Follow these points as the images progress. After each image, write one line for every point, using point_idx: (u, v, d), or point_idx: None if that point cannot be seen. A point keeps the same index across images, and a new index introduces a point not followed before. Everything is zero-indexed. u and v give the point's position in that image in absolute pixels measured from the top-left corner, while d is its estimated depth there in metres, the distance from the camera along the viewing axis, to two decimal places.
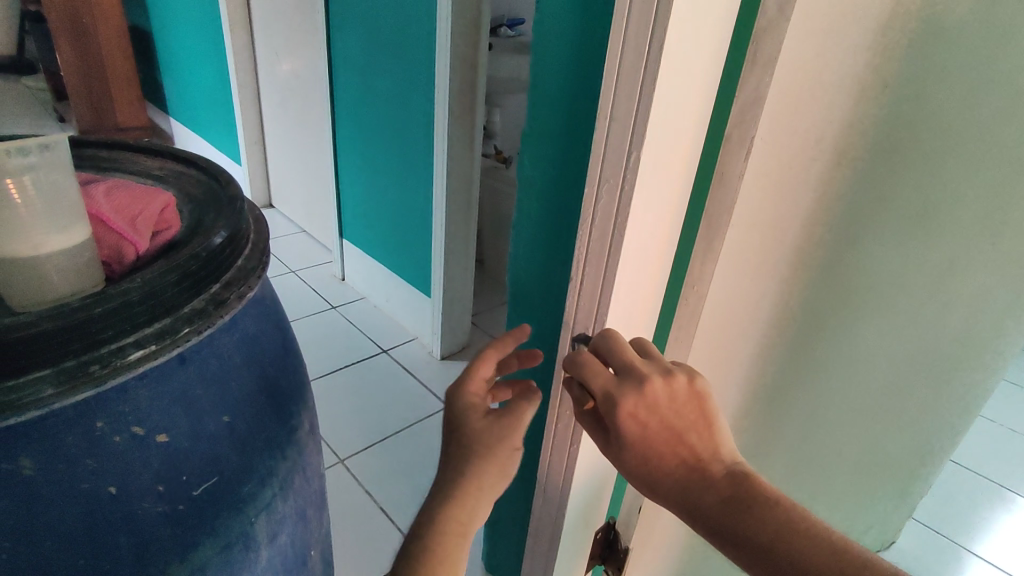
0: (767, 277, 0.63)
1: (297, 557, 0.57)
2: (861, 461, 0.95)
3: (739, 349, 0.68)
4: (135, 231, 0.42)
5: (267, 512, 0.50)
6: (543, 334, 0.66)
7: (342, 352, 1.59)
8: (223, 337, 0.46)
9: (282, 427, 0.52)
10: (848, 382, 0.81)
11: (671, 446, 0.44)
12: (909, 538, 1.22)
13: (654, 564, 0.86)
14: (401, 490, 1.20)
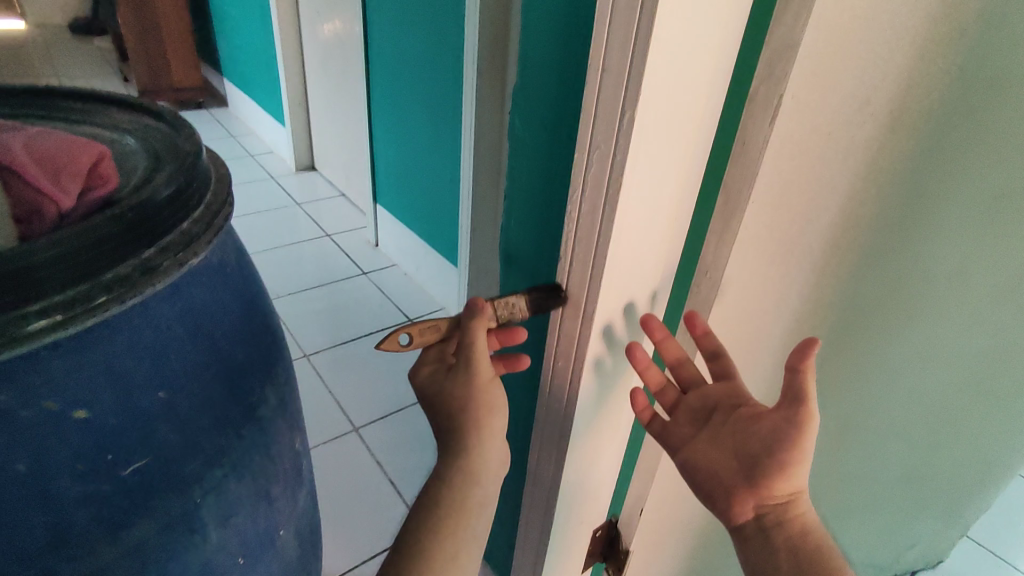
0: (796, 266, 0.54)
1: (263, 537, 0.55)
2: (907, 475, 0.85)
3: (763, 346, 0.59)
4: (60, 189, 0.39)
5: (217, 494, 0.47)
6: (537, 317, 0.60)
7: (369, 318, 1.58)
8: (161, 307, 0.42)
9: (239, 404, 0.48)
10: (894, 388, 0.71)
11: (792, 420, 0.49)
12: (960, 558, 1.10)
13: (660, 567, 0.79)
14: (413, 463, 1.18)
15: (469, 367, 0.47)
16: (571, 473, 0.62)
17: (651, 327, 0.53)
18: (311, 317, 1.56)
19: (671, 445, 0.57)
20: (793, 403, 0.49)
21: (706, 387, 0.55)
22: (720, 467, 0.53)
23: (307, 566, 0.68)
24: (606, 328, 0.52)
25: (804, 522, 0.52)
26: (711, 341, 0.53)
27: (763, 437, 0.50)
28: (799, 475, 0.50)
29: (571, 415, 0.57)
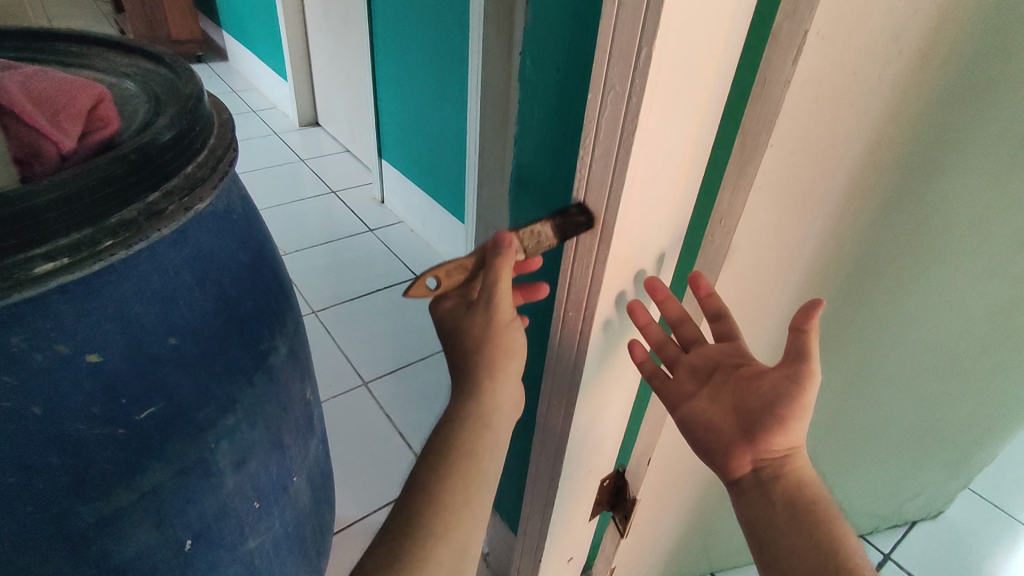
0: (814, 215, 0.53)
1: (277, 482, 0.56)
2: (913, 428, 0.85)
3: (776, 297, 0.59)
4: (59, 129, 0.38)
5: (231, 440, 0.48)
6: (547, 268, 0.59)
7: (376, 275, 1.58)
8: (167, 253, 0.42)
9: (249, 351, 0.49)
10: (905, 340, 0.70)
11: (795, 380, 0.50)
12: (960, 510, 1.12)
13: (666, 516, 0.81)
14: (422, 416, 1.19)
15: (489, 305, 0.46)
16: (580, 423, 0.62)
17: (655, 290, 0.54)
18: (318, 274, 1.56)
19: (672, 402, 0.57)
20: (795, 361, 0.50)
21: (707, 347, 0.55)
22: (720, 423, 0.55)
23: (321, 512, 0.69)
24: (619, 276, 0.51)
25: (800, 473, 0.53)
26: (714, 303, 0.54)
27: (764, 394, 0.51)
28: (798, 430, 0.52)
29: (581, 365, 0.57)
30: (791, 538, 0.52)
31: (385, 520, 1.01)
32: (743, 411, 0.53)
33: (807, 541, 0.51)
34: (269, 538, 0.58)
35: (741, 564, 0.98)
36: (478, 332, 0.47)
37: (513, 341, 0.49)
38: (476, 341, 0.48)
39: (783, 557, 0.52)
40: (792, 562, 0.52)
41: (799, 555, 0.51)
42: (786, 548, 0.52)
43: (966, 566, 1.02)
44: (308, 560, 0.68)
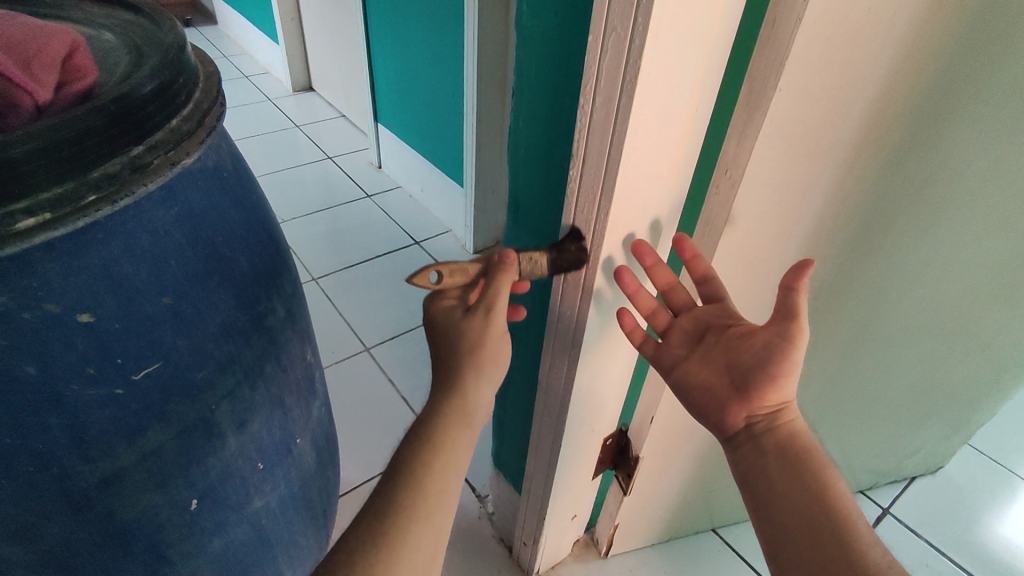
0: (822, 164, 0.51)
1: (280, 444, 0.56)
2: (916, 384, 0.85)
3: (781, 251, 0.57)
4: (35, 81, 0.36)
5: (230, 401, 0.48)
6: (547, 226, 0.58)
7: (375, 241, 1.56)
8: (156, 211, 0.40)
9: (245, 312, 0.48)
10: (911, 294, 0.69)
11: (784, 335, 0.51)
12: (959, 466, 1.13)
13: (668, 474, 0.81)
14: (425, 380, 1.20)
15: (490, 311, 0.47)
16: (582, 381, 0.62)
17: (642, 253, 0.52)
18: (317, 241, 1.55)
19: (665, 367, 0.58)
20: (783, 318, 0.51)
21: (697, 311, 0.56)
22: (713, 383, 0.56)
23: (326, 474, 0.70)
24: (621, 231, 0.50)
25: (793, 427, 0.54)
26: (701, 266, 0.54)
27: (754, 350, 0.52)
28: (789, 384, 0.52)
29: (582, 323, 0.56)
30: (782, 491, 0.53)
31: None
32: (735, 369, 0.54)
33: (799, 500, 0.52)
34: (274, 498, 0.58)
35: (742, 519, 0.99)
36: (476, 331, 0.47)
37: (500, 361, 0.50)
38: (467, 347, 0.48)
39: (774, 509, 0.53)
40: (782, 515, 0.52)
41: (789, 507, 0.52)
42: (777, 501, 0.53)
43: (965, 519, 1.04)
44: (314, 520, 0.69)
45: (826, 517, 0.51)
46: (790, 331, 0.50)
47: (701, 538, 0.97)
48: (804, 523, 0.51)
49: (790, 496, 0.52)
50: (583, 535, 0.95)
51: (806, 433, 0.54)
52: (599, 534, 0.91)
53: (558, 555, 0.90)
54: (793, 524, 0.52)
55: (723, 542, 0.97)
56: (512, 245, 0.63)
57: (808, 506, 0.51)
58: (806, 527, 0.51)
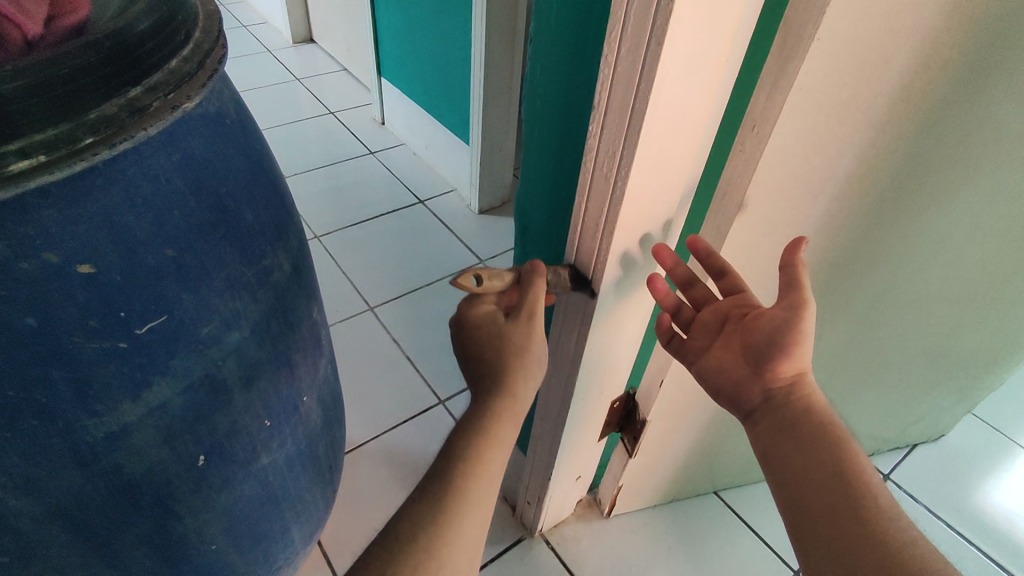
0: (855, 122, 0.49)
1: (286, 401, 0.55)
2: (926, 353, 0.84)
3: (805, 215, 0.55)
4: (24, 14, 0.34)
5: (237, 356, 0.47)
6: (560, 185, 0.56)
7: (378, 199, 1.53)
8: (157, 160, 0.38)
9: (250, 267, 0.46)
10: (930, 262, 0.68)
11: (792, 311, 0.51)
12: (962, 434, 1.13)
13: (675, 438, 0.81)
14: (430, 341, 1.19)
15: (532, 318, 0.50)
16: (595, 345, 0.60)
17: (662, 257, 0.54)
18: (319, 198, 1.52)
19: (690, 359, 0.59)
20: (789, 293, 0.51)
21: (716, 301, 0.57)
22: (731, 365, 0.56)
23: (332, 432, 0.69)
24: (641, 192, 0.48)
25: (812, 402, 0.54)
26: (718, 261, 0.54)
27: (767, 327, 0.52)
28: (801, 357, 0.53)
29: (596, 286, 0.54)
30: (800, 467, 0.52)
31: (396, 440, 1.02)
32: (749, 349, 0.54)
33: (823, 480, 0.51)
34: (281, 455, 0.58)
35: (744, 483, 1.00)
36: (517, 341, 0.50)
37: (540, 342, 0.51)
38: (507, 355, 0.50)
39: (796, 489, 0.52)
40: (806, 495, 0.51)
41: (811, 485, 0.51)
42: (798, 480, 0.52)
43: (964, 485, 1.05)
44: (321, 477, 0.69)
45: (847, 490, 0.50)
46: (797, 304, 0.51)
47: (703, 501, 0.98)
48: (822, 498, 0.50)
49: (812, 477, 0.51)
50: (586, 496, 0.96)
51: (826, 408, 0.54)
52: (602, 495, 0.92)
53: (561, 515, 0.91)
54: (815, 501, 0.51)
55: (724, 505, 0.98)
56: (524, 204, 0.61)
57: (827, 479, 0.50)
58: (828, 504, 0.50)
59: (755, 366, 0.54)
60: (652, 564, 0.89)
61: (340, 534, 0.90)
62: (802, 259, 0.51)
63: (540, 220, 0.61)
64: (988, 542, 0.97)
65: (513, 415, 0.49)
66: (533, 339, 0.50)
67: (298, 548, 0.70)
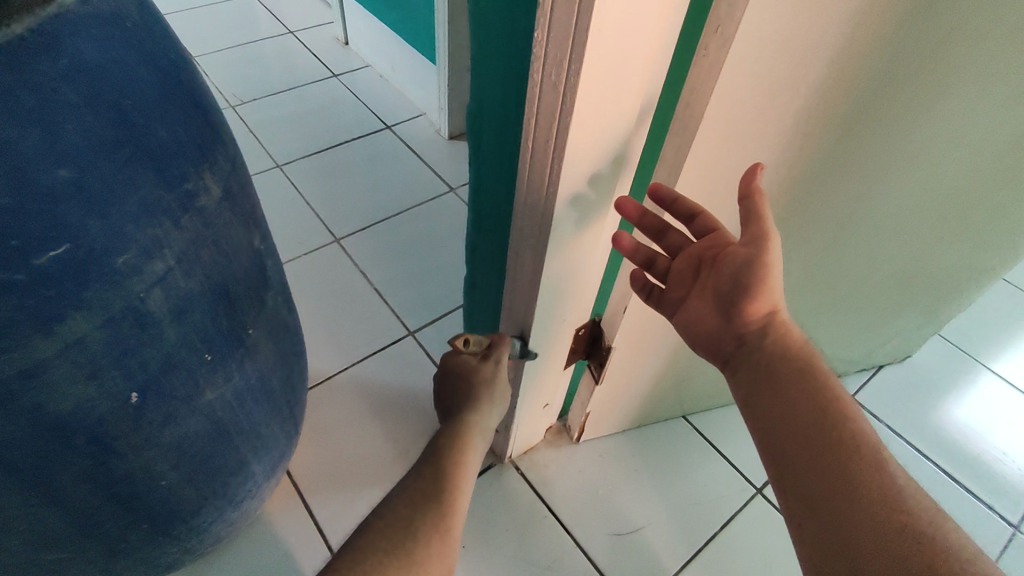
0: (830, 22, 0.45)
1: (229, 334, 0.53)
2: (895, 275, 0.84)
3: (772, 130, 0.52)
4: None
5: (162, 288, 0.44)
6: (509, 100, 0.51)
7: (343, 125, 1.46)
8: (33, 63, 0.34)
9: (169, 192, 0.43)
10: (904, 180, 0.66)
11: (752, 251, 0.49)
12: (927, 354, 1.15)
13: (641, 365, 0.81)
14: (397, 272, 1.16)
15: (499, 364, 0.64)
16: (553, 272, 0.58)
17: (625, 208, 0.53)
18: (279, 125, 1.44)
19: (668, 311, 0.58)
20: (750, 226, 0.49)
21: (689, 246, 0.55)
22: (707, 313, 0.54)
23: (288, 365, 0.68)
24: (595, 106, 0.44)
25: (786, 342, 0.51)
26: (685, 204, 0.52)
27: (732, 267, 0.51)
28: (768, 295, 0.51)
29: (551, 210, 0.51)
30: (781, 420, 0.49)
31: (366, 372, 1.01)
32: (719, 295, 0.53)
33: (806, 434, 0.47)
34: (228, 390, 0.56)
35: (712, 407, 1.01)
36: (486, 378, 0.64)
37: (500, 401, 0.66)
38: (479, 389, 0.64)
39: (779, 447, 0.49)
40: (788, 452, 0.48)
41: (796, 442, 0.48)
42: (781, 436, 0.49)
43: (925, 403, 1.08)
44: (278, 410, 0.68)
45: (834, 447, 0.46)
46: (756, 245, 0.49)
47: (671, 424, 1.00)
48: (806, 452, 0.47)
49: (796, 434, 0.48)
50: (556, 423, 0.97)
51: (802, 351, 0.51)
52: (570, 421, 0.93)
53: (530, 441, 0.92)
54: (800, 461, 0.47)
55: (691, 428, 0.99)
56: (474, 122, 0.57)
57: (810, 432, 0.47)
58: (812, 463, 0.46)
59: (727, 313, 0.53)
60: (619, 486, 0.91)
61: (310, 465, 0.90)
62: (760, 188, 0.49)
63: (491, 140, 0.56)
64: (942, 456, 1.01)
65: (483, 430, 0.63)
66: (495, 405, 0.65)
67: (261, 481, 0.70)
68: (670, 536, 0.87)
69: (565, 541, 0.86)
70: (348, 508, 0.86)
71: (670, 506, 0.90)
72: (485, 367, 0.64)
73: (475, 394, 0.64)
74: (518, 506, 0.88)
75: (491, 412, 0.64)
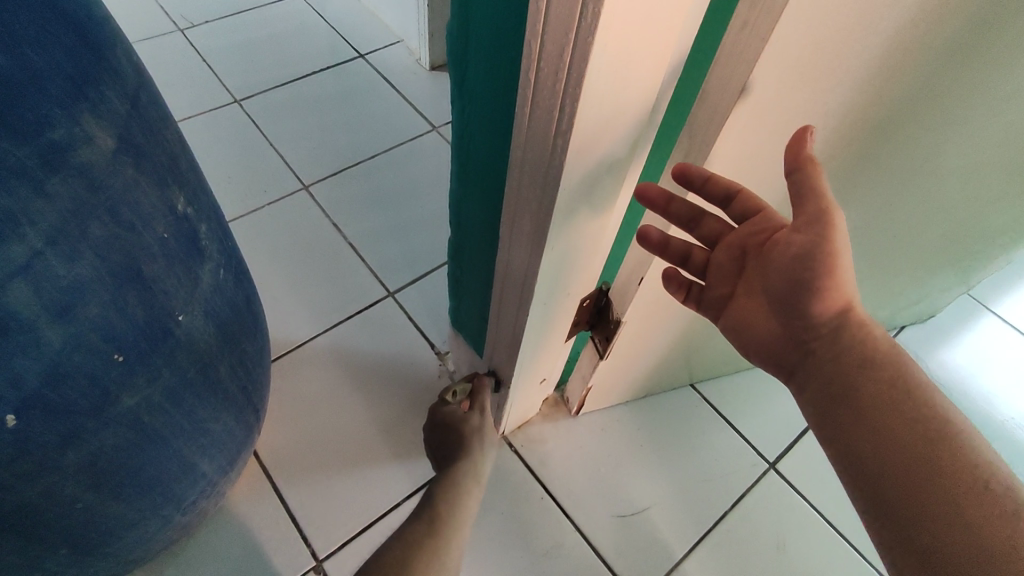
0: None
1: (147, 327, 0.42)
2: (945, 234, 0.73)
3: (849, 58, 0.40)
4: None
5: (29, 279, 0.32)
6: (503, 15, 0.38)
7: (309, 52, 1.28)
8: None
9: (24, 145, 0.30)
10: (988, 119, 0.54)
11: (813, 236, 0.40)
12: (953, 312, 1.06)
13: (652, 337, 0.71)
14: (374, 224, 1.03)
15: (484, 410, 0.68)
16: (557, 242, 0.46)
17: (647, 196, 0.45)
18: (237, 52, 1.26)
19: (713, 309, 0.51)
20: (806, 205, 0.40)
21: (730, 234, 0.47)
22: (763, 314, 0.46)
23: (240, 349, 0.57)
24: (625, 24, 0.31)
25: (867, 346, 0.41)
26: (719, 184, 0.44)
27: (786, 258, 0.42)
28: (838, 291, 0.41)
29: (557, 167, 0.39)
30: (862, 445, 0.40)
31: (341, 339, 0.91)
32: (774, 292, 0.44)
33: (895, 466, 0.38)
34: (155, 391, 0.45)
35: (723, 374, 0.92)
36: (475, 426, 0.67)
37: (491, 454, 0.67)
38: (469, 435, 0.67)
39: (864, 480, 0.39)
40: (875, 490, 0.39)
41: (884, 476, 0.39)
42: (865, 467, 0.40)
43: (950, 367, 1.00)
44: (231, 400, 0.57)
45: (935, 484, 0.37)
46: (818, 229, 0.40)
47: (678, 393, 0.91)
48: (898, 488, 0.38)
49: (881, 466, 0.39)
50: (553, 394, 0.88)
51: (889, 357, 0.41)
52: (569, 394, 0.84)
53: (524, 416, 0.83)
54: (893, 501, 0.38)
55: (700, 398, 0.91)
56: (460, 44, 0.44)
57: (902, 461, 0.38)
58: (907, 505, 0.37)
59: (787, 314, 0.44)
60: (622, 464, 0.84)
61: (280, 444, 0.81)
62: (814, 158, 0.39)
63: (479, 71, 0.44)
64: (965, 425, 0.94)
65: (476, 475, 0.63)
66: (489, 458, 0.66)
67: (216, 479, 0.60)
68: (677, 518, 0.80)
69: (564, 524, 0.78)
70: (324, 493, 0.77)
71: (676, 484, 0.83)
72: (471, 414, 0.68)
73: (464, 441, 0.66)
74: (511, 487, 0.80)
75: (483, 454, 0.65)
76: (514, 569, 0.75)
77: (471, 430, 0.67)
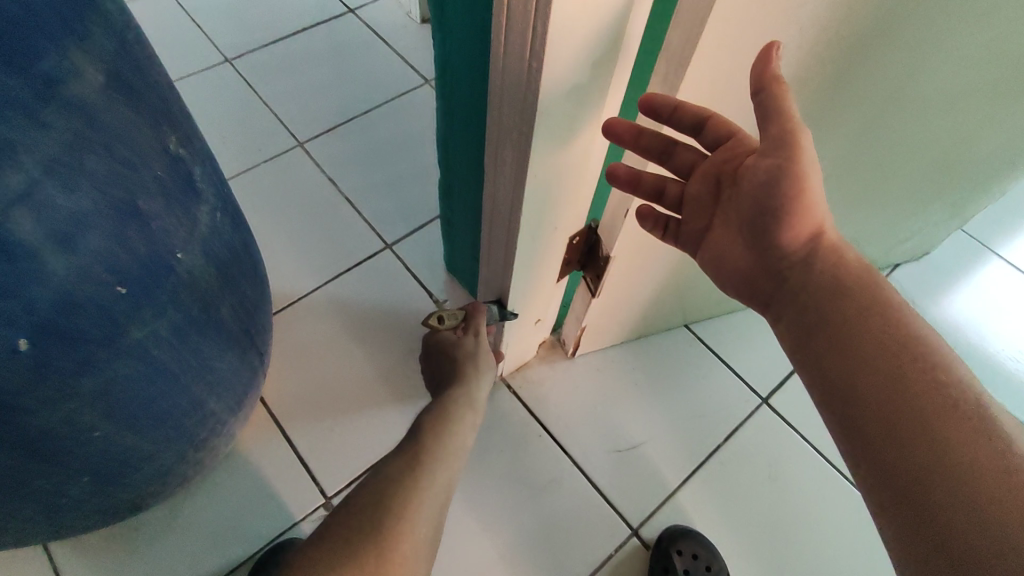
0: None
1: (148, 263, 0.43)
2: (933, 164, 0.73)
3: None
4: None
5: (32, 208, 0.34)
6: None
7: (299, 8, 1.27)
8: None
9: (18, 75, 0.31)
10: (970, 39, 0.54)
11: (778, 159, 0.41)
12: (947, 251, 1.07)
13: (642, 275, 0.72)
14: (370, 178, 1.04)
15: (477, 333, 0.67)
16: (540, 172, 0.47)
17: (614, 129, 0.46)
18: (226, 11, 1.25)
19: (694, 244, 0.52)
20: (769, 126, 0.41)
21: (704, 163, 0.49)
22: (739, 243, 0.47)
23: (240, 292, 0.59)
24: None
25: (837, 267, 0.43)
26: (687, 112, 0.45)
27: (755, 182, 0.43)
28: (806, 213, 0.43)
29: (534, 92, 0.40)
30: (835, 364, 0.41)
31: (341, 290, 0.93)
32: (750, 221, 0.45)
33: (866, 380, 0.39)
34: (161, 326, 0.47)
35: (716, 314, 0.94)
36: (468, 349, 0.67)
37: (488, 375, 0.67)
38: (466, 359, 0.67)
39: (839, 399, 0.40)
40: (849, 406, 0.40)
41: (856, 392, 0.39)
42: (838, 387, 0.40)
43: (941, 304, 1.01)
44: (234, 342, 0.60)
45: (905, 394, 0.38)
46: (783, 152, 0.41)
47: (672, 334, 0.93)
48: (870, 402, 0.39)
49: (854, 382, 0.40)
50: (549, 337, 0.90)
51: (860, 278, 0.42)
52: (566, 335, 0.86)
53: (522, 358, 0.86)
54: (867, 416, 0.39)
55: (694, 338, 0.93)
56: None
57: (872, 375, 0.39)
58: (880, 419, 0.38)
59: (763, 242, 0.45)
60: (618, 402, 0.86)
61: (286, 390, 0.84)
62: (779, 77, 0.40)
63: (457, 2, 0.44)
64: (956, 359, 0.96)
65: (470, 399, 0.63)
66: (484, 378, 0.66)
67: (225, 417, 0.63)
68: (671, 451, 0.83)
69: (562, 459, 0.81)
70: (331, 435, 0.81)
71: (670, 420, 0.85)
72: (465, 337, 0.67)
73: (461, 365, 0.66)
74: (511, 426, 0.83)
75: (478, 376, 0.65)
76: (514, 502, 0.78)
77: (465, 356, 0.67)
